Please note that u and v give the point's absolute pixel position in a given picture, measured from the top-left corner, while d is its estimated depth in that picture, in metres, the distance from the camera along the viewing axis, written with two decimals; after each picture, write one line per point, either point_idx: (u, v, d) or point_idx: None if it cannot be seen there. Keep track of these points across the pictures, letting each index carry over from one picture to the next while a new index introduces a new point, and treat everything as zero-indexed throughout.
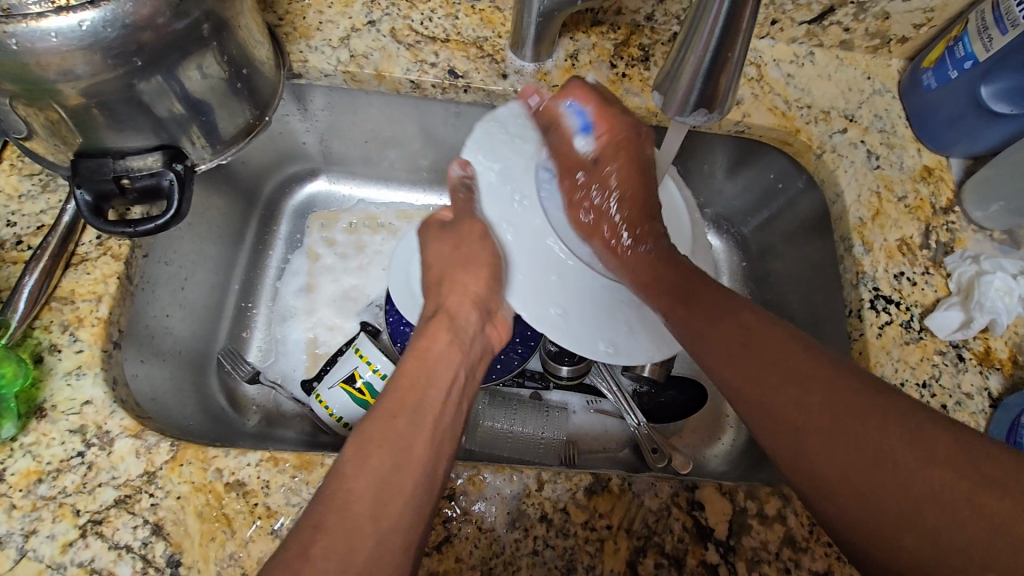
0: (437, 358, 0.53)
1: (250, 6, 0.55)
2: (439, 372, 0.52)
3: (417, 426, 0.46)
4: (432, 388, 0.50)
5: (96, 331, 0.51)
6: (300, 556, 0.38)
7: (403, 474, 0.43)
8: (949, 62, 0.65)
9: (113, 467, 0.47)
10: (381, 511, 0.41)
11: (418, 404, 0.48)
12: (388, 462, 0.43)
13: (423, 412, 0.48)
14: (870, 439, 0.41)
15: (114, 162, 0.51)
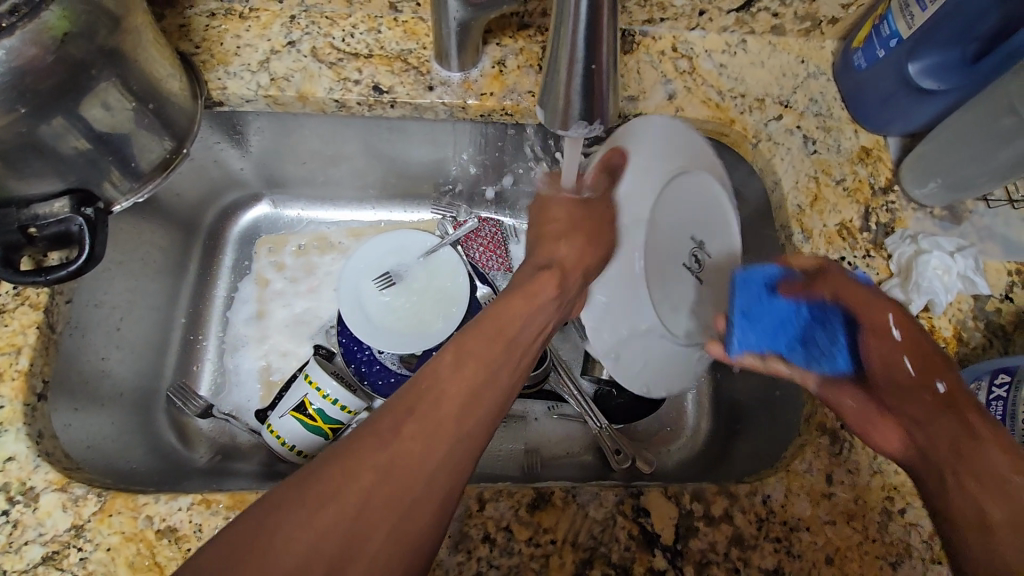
0: (539, 306, 0.51)
1: (152, 39, 0.53)
2: (517, 330, 0.49)
3: (507, 358, 0.46)
4: (524, 329, 0.49)
5: (16, 385, 0.50)
6: (390, 429, 0.39)
7: (490, 393, 0.44)
8: (876, 41, 0.64)
9: (39, 523, 0.46)
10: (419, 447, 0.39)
11: (512, 342, 0.48)
12: (480, 377, 0.44)
13: (516, 351, 0.48)
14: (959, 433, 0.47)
15: (19, 212, 0.49)
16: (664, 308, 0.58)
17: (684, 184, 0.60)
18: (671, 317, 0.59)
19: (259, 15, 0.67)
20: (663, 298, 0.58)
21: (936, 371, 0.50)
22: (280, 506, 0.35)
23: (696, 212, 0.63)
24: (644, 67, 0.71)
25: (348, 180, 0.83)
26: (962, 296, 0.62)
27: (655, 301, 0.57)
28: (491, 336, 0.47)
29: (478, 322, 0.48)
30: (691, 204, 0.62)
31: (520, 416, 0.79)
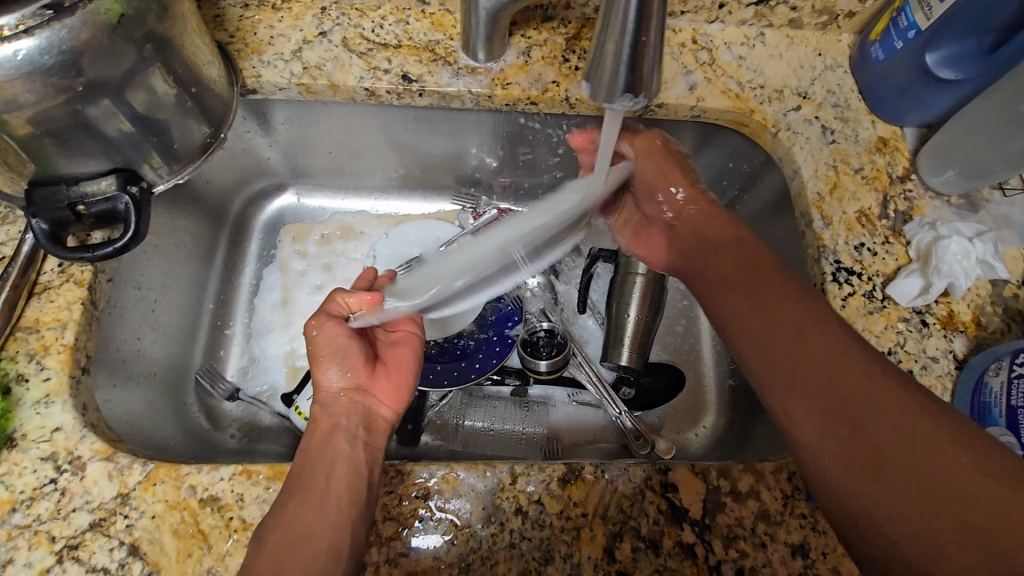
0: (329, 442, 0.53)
1: (196, 26, 0.55)
2: (339, 440, 0.53)
3: (314, 498, 0.48)
4: (332, 472, 0.50)
5: (63, 358, 0.51)
6: None
7: (302, 547, 0.45)
8: (894, 33, 0.66)
9: (86, 491, 0.47)
10: (296, 563, 0.44)
11: (328, 454, 0.52)
12: (286, 538, 0.45)
13: (317, 484, 0.49)
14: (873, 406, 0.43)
15: (68, 189, 0.51)
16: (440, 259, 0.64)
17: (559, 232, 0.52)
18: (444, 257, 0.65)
19: (291, 7, 0.69)
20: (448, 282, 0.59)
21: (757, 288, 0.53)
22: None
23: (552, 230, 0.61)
24: (665, 58, 0.72)
25: (372, 171, 0.84)
26: (981, 282, 0.63)
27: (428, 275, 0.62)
28: (314, 459, 0.51)
29: (305, 440, 0.53)
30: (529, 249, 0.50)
31: (540, 402, 0.79)
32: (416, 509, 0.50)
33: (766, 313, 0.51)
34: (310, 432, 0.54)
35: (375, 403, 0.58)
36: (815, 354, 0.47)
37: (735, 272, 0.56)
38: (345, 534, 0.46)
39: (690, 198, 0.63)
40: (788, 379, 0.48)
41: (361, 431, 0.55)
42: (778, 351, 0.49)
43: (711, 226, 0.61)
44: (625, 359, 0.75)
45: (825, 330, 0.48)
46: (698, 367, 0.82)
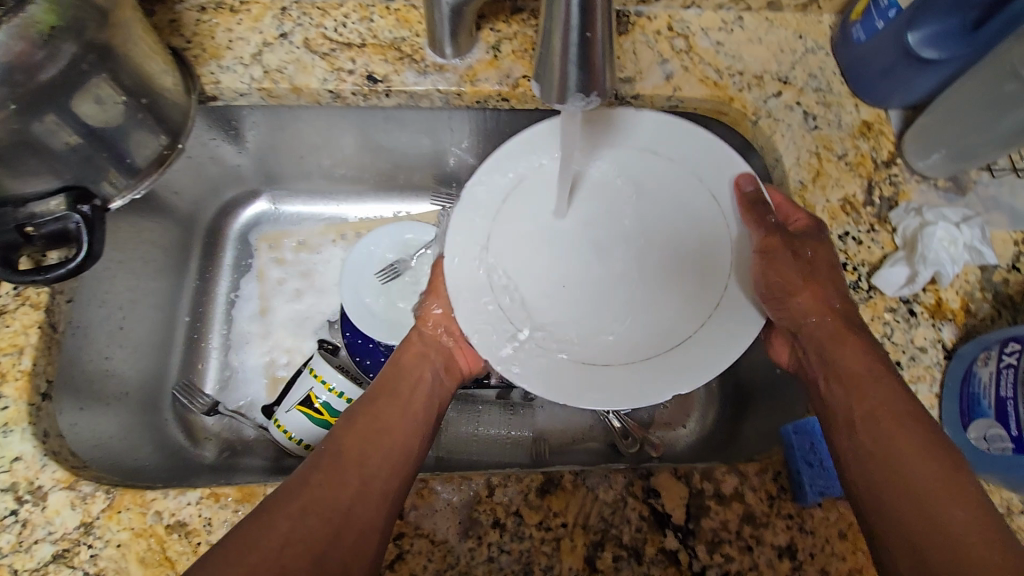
0: (413, 365, 0.57)
1: (143, 33, 0.53)
2: (424, 367, 0.57)
3: (393, 405, 0.53)
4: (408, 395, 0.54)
5: (21, 385, 0.49)
6: (299, 483, 0.45)
7: (380, 440, 0.49)
8: (874, 13, 0.64)
9: (48, 522, 0.46)
10: (364, 462, 0.47)
11: (401, 376, 0.56)
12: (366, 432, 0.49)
13: (400, 395, 0.54)
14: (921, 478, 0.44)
15: (15, 211, 0.48)
16: (529, 207, 0.59)
17: (697, 352, 0.53)
18: (531, 189, 0.59)
19: (250, 8, 0.67)
20: (544, 274, 0.59)
21: (840, 352, 0.52)
22: (304, 495, 0.44)
23: (660, 258, 0.59)
24: (640, 47, 0.70)
25: (346, 173, 0.82)
26: (970, 267, 0.61)
27: (526, 249, 0.59)
28: (402, 374, 0.56)
29: (396, 358, 0.58)
30: (670, 373, 0.53)
31: (526, 403, 0.78)
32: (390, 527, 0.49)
33: (879, 419, 0.47)
34: (403, 351, 0.59)
35: (457, 350, 0.61)
36: (915, 467, 0.45)
37: (874, 398, 0.48)
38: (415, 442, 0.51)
39: (807, 301, 0.54)
40: (874, 476, 0.46)
41: (444, 369, 0.59)
42: (877, 448, 0.46)
43: (844, 348, 0.52)
44: None
45: (935, 454, 0.45)
46: None
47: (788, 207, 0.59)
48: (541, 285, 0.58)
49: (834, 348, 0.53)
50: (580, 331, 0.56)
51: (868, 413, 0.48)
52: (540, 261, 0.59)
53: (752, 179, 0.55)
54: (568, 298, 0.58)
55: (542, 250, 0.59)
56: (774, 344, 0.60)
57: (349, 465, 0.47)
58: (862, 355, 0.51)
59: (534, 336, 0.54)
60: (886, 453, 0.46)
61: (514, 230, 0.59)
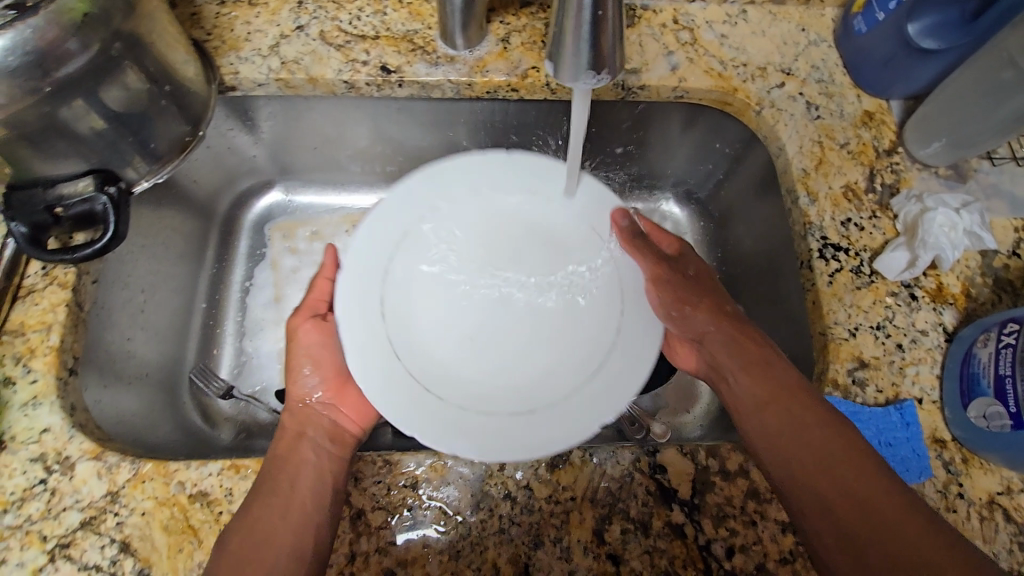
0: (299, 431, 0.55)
1: (168, 24, 0.55)
2: (303, 445, 0.54)
3: (287, 477, 0.50)
4: (303, 460, 0.52)
5: (49, 360, 0.51)
6: None
7: (280, 518, 0.47)
8: (875, 5, 0.65)
9: (76, 490, 0.47)
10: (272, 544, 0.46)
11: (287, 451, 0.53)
12: (263, 517, 0.47)
13: (290, 467, 0.51)
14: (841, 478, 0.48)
15: (44, 193, 0.51)
16: (439, 262, 0.63)
17: (599, 394, 0.56)
18: (412, 268, 0.62)
19: (268, 2, 0.69)
20: (444, 327, 0.61)
21: (763, 380, 0.56)
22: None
23: (557, 316, 0.62)
24: (646, 39, 0.72)
25: (358, 165, 0.84)
26: (970, 253, 0.62)
27: (425, 304, 0.62)
28: (280, 464, 0.51)
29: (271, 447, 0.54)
30: (567, 431, 0.53)
31: None
32: (403, 499, 0.50)
33: (807, 454, 0.50)
34: (275, 446, 0.54)
35: (336, 415, 0.59)
36: (845, 483, 0.48)
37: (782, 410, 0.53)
38: (307, 527, 0.47)
39: (706, 316, 0.64)
40: (818, 504, 0.48)
41: (326, 441, 0.55)
42: (800, 467, 0.50)
43: (750, 350, 0.60)
44: None
45: (850, 454, 0.49)
46: None
47: (658, 233, 0.70)
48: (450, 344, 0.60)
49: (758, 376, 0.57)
50: (483, 382, 0.58)
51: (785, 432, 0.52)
52: (437, 317, 0.61)
53: (626, 213, 0.65)
54: (483, 356, 0.60)
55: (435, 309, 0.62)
56: (677, 354, 0.67)
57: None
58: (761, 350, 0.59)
59: (443, 393, 0.56)
60: (810, 460, 0.50)
61: (395, 301, 0.60)
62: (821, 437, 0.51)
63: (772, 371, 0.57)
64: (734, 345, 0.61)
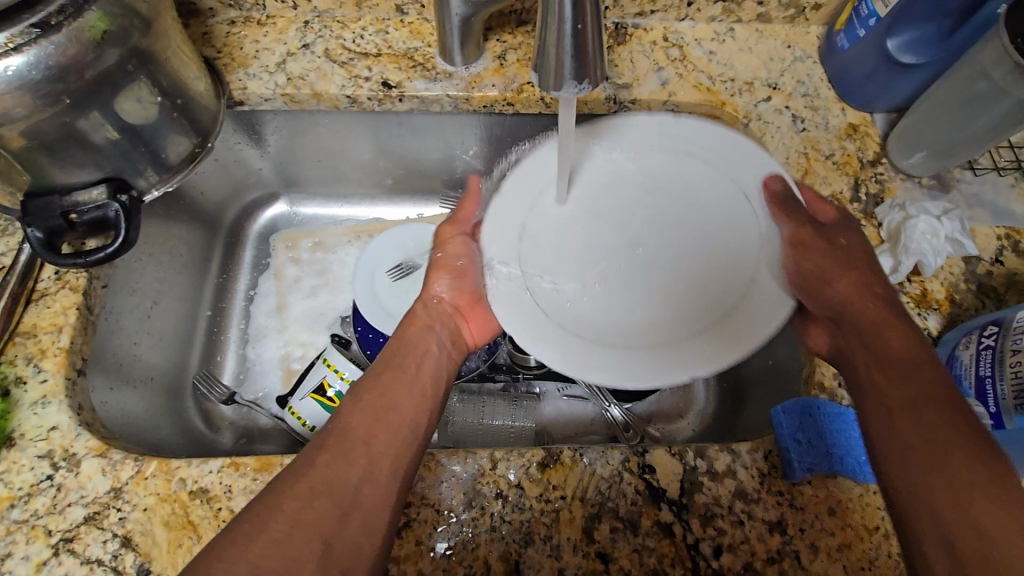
0: (420, 336, 0.58)
1: (181, 42, 0.58)
2: (428, 339, 0.58)
3: (399, 378, 0.53)
4: (417, 372, 0.54)
5: (59, 360, 0.53)
6: (297, 471, 0.44)
7: (388, 413, 0.49)
8: (856, 21, 0.67)
9: (81, 486, 0.49)
10: (372, 439, 0.47)
11: (405, 356, 0.55)
12: (377, 405, 0.49)
13: (407, 370, 0.54)
14: (950, 450, 0.43)
15: (61, 199, 0.54)
16: (557, 225, 0.59)
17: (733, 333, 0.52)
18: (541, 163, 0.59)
19: (276, 22, 0.72)
20: (591, 260, 0.57)
21: (887, 360, 0.50)
22: (318, 467, 0.44)
23: (696, 247, 0.57)
24: (637, 56, 0.74)
25: (360, 177, 0.87)
26: (954, 260, 0.64)
27: (557, 260, 0.57)
28: (408, 348, 0.56)
29: (400, 332, 0.59)
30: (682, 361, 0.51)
31: (532, 397, 0.80)
32: None
33: (915, 416, 0.46)
34: (408, 324, 0.60)
35: (462, 324, 0.63)
36: (950, 458, 0.42)
37: (904, 372, 0.49)
38: (423, 409, 0.51)
39: (849, 287, 0.56)
40: (911, 473, 0.43)
41: (449, 342, 0.61)
42: (896, 426, 0.46)
43: (888, 331, 0.52)
44: None
45: (962, 429, 0.44)
46: None
47: (816, 202, 0.60)
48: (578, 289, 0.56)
49: (867, 345, 0.52)
50: (612, 330, 0.54)
51: (901, 390, 0.48)
52: (615, 211, 0.59)
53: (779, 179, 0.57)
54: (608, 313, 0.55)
55: (588, 218, 0.59)
56: (808, 331, 0.59)
57: (340, 448, 0.46)
58: (900, 335, 0.51)
59: (569, 324, 0.54)
60: (924, 426, 0.45)
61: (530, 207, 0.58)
62: (947, 413, 0.45)
63: (890, 332, 0.52)
64: (875, 319, 0.53)
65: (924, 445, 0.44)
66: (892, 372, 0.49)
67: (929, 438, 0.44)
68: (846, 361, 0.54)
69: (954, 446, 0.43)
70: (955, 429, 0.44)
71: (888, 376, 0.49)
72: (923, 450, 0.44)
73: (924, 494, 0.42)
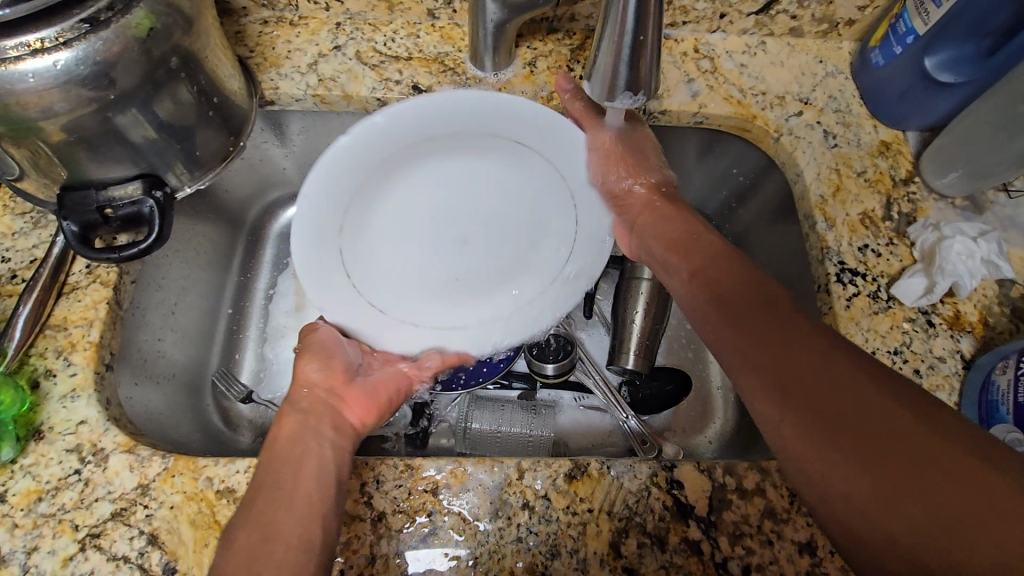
0: (292, 437, 0.52)
1: (218, 40, 0.58)
2: (307, 437, 0.53)
3: (278, 498, 0.47)
4: (302, 472, 0.49)
5: (88, 354, 0.53)
6: None
7: (272, 544, 0.44)
8: (893, 39, 0.67)
9: (108, 482, 0.49)
10: None
11: (282, 467, 0.49)
12: (255, 539, 0.44)
13: (286, 487, 0.48)
14: (846, 389, 0.41)
15: (97, 194, 0.54)
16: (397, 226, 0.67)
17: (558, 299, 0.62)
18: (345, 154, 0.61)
19: (308, 22, 0.73)
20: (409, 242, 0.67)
21: (734, 301, 0.51)
22: None
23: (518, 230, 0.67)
24: (668, 67, 0.74)
25: None
26: (987, 282, 0.63)
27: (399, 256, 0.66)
28: (286, 460, 0.50)
29: (273, 442, 0.52)
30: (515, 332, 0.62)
31: (549, 405, 0.79)
32: (425, 504, 0.51)
33: (796, 374, 0.43)
34: (279, 433, 0.53)
35: (341, 407, 0.58)
36: (860, 401, 0.40)
37: (775, 322, 0.47)
38: (312, 516, 0.46)
39: (645, 195, 0.67)
40: (824, 441, 0.40)
41: (331, 431, 0.55)
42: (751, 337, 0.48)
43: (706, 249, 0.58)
44: (631, 363, 0.76)
45: (801, 323, 0.46)
46: (705, 371, 0.82)
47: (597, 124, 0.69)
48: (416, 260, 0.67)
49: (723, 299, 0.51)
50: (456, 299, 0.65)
51: (773, 352, 0.45)
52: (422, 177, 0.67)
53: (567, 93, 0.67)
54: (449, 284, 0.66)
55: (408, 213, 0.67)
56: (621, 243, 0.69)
57: None
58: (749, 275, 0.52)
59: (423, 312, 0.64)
60: (813, 385, 0.42)
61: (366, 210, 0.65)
62: (824, 351, 0.44)
63: (733, 276, 0.53)
64: (717, 268, 0.54)
65: (822, 400, 0.41)
66: (760, 333, 0.47)
67: (824, 395, 0.41)
68: (711, 329, 0.52)
69: (861, 394, 0.40)
70: (842, 371, 0.42)
71: (761, 337, 0.47)
72: (829, 416, 0.41)
73: (854, 461, 0.39)
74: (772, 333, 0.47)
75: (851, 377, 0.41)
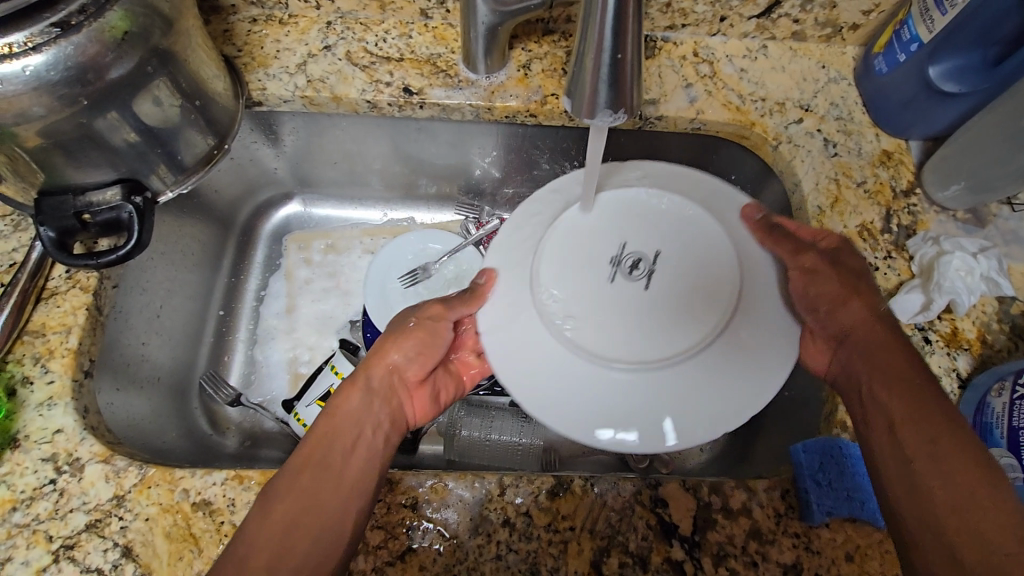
0: (351, 416, 0.53)
1: (200, 41, 0.57)
2: (361, 419, 0.54)
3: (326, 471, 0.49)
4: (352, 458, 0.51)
5: (66, 361, 0.53)
6: None
7: (311, 516, 0.47)
8: (896, 46, 0.65)
9: (83, 492, 0.48)
10: (286, 555, 0.45)
11: (339, 440, 0.52)
12: (297, 507, 0.47)
13: (335, 464, 0.50)
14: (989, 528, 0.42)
15: (75, 199, 0.53)
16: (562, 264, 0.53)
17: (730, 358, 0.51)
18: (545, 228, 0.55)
19: (298, 21, 0.71)
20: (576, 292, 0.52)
21: (902, 413, 0.49)
22: (264, 540, 0.45)
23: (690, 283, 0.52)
24: (665, 71, 0.72)
25: (376, 180, 0.85)
26: (986, 298, 0.61)
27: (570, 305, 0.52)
28: (336, 436, 0.52)
29: (331, 409, 0.54)
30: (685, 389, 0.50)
31: None
32: (403, 519, 0.50)
33: (949, 503, 0.44)
34: (342, 395, 0.55)
35: (406, 400, 0.58)
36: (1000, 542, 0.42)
37: (935, 445, 0.47)
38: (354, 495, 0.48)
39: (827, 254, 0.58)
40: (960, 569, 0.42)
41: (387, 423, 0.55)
42: (919, 474, 0.47)
43: (890, 358, 0.52)
44: None
45: (965, 453, 0.46)
46: None
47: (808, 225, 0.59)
48: (565, 268, 0.53)
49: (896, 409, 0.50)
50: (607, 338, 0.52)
51: (931, 475, 0.46)
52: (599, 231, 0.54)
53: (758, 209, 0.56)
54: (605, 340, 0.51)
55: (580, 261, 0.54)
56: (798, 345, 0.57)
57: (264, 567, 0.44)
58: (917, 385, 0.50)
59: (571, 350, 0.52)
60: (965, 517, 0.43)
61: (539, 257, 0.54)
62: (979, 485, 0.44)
63: (898, 385, 0.51)
64: (877, 372, 0.52)
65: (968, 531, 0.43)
66: (920, 452, 0.47)
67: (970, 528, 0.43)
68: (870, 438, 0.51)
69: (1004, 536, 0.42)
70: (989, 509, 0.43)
71: (921, 457, 0.47)
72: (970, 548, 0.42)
73: None
74: (934, 459, 0.46)
75: (996, 518, 0.43)
